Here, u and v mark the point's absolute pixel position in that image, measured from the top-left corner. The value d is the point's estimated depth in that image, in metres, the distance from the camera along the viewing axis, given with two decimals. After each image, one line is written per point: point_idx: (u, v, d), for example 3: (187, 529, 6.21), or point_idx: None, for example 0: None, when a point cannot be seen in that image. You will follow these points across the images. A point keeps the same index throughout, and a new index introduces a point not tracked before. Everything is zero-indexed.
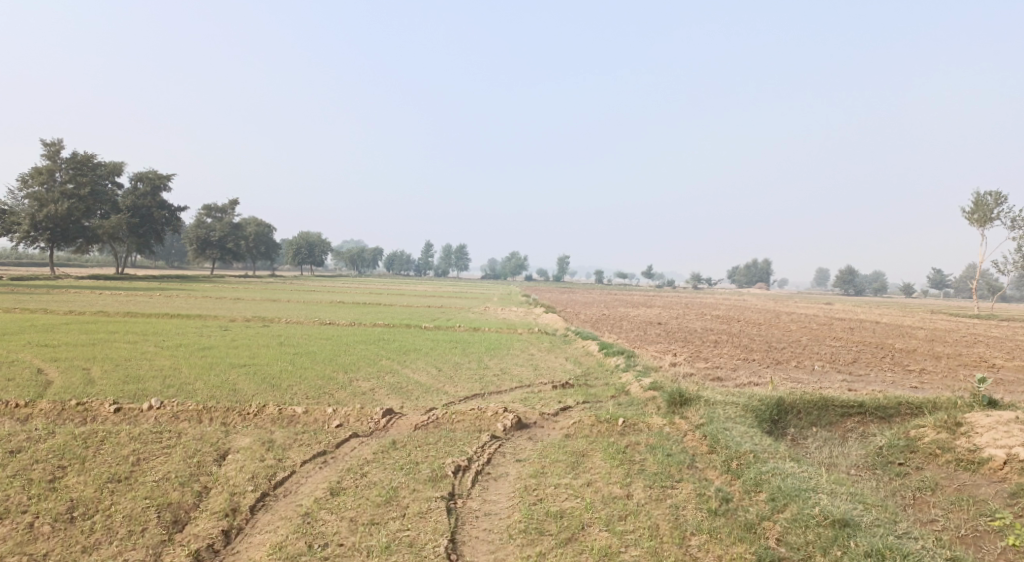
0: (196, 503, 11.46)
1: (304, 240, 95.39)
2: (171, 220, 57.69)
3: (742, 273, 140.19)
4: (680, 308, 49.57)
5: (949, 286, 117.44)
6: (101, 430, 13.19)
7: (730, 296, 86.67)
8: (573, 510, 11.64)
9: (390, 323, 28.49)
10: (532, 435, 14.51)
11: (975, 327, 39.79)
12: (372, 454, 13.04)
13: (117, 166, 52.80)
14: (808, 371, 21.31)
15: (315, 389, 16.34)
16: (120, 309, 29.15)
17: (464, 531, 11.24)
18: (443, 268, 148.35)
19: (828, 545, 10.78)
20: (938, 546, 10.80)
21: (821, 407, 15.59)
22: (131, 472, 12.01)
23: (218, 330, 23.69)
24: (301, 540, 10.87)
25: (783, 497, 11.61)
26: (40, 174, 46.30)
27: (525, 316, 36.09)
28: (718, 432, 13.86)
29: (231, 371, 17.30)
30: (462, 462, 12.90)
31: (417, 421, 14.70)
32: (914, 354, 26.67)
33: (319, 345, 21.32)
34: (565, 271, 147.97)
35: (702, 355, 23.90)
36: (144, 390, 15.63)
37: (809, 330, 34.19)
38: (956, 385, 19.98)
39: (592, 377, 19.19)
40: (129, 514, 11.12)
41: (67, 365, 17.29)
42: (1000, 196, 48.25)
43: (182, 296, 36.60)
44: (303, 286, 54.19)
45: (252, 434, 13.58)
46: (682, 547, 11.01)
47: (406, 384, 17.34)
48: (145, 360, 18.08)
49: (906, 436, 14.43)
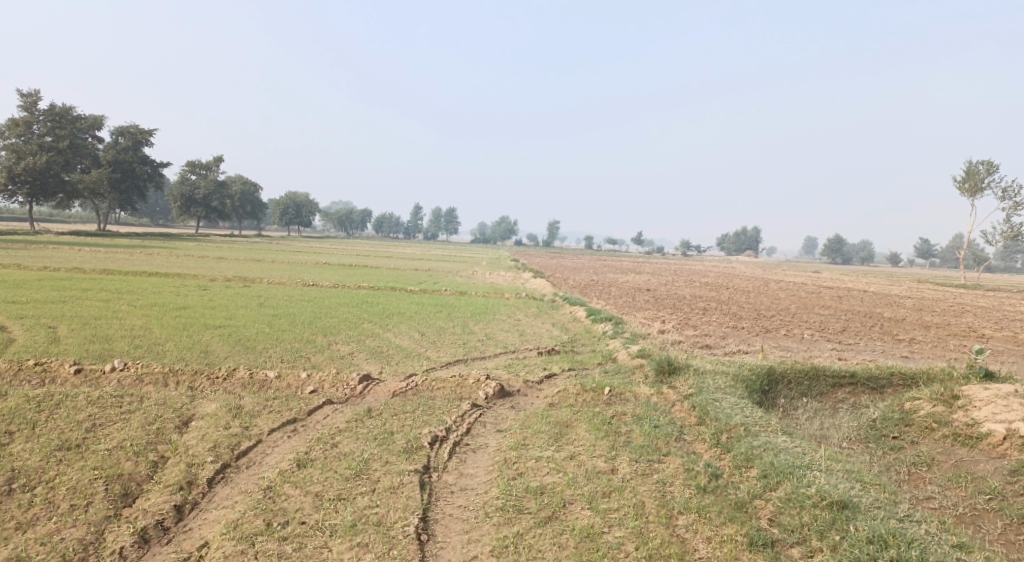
0: (150, 475, 10.78)
1: (292, 199, 93.10)
2: (154, 175, 56.31)
3: (731, 240, 139.45)
4: (669, 275, 48.90)
5: (935, 256, 118.18)
6: (58, 393, 12.43)
7: (719, 264, 86.37)
8: (554, 486, 11.02)
9: (374, 286, 27.69)
10: (515, 403, 13.88)
11: (963, 295, 39.56)
12: (345, 423, 12.35)
13: (97, 119, 51.37)
14: (798, 340, 20.81)
15: (291, 352, 15.64)
16: (97, 266, 28.18)
17: (437, 508, 10.60)
18: (433, 231, 147.43)
19: (825, 528, 10.13)
20: (942, 531, 10.16)
21: (812, 376, 15.03)
22: (82, 439, 11.28)
23: (196, 289, 22.88)
24: (260, 518, 10.19)
25: (776, 474, 10.99)
26: (18, 125, 45.03)
27: (513, 280, 35.31)
28: (707, 403, 13.24)
29: (204, 332, 16.52)
30: (438, 433, 12.24)
31: (395, 387, 14.02)
32: (903, 323, 26.23)
33: (300, 306, 20.52)
34: (554, 236, 147.41)
35: (690, 322, 23.37)
36: (110, 350, 14.85)
37: (798, 298, 33.71)
38: (948, 355, 19.52)
39: (578, 343, 18.59)
40: (75, 486, 10.40)
41: (33, 322, 16.48)
42: (992, 165, 47.68)
43: (163, 254, 35.63)
44: (288, 247, 53.30)
45: (219, 400, 12.85)
46: (669, 528, 10.39)
47: (386, 348, 16.64)
48: (115, 319, 17.28)
49: (901, 409, 13.91)
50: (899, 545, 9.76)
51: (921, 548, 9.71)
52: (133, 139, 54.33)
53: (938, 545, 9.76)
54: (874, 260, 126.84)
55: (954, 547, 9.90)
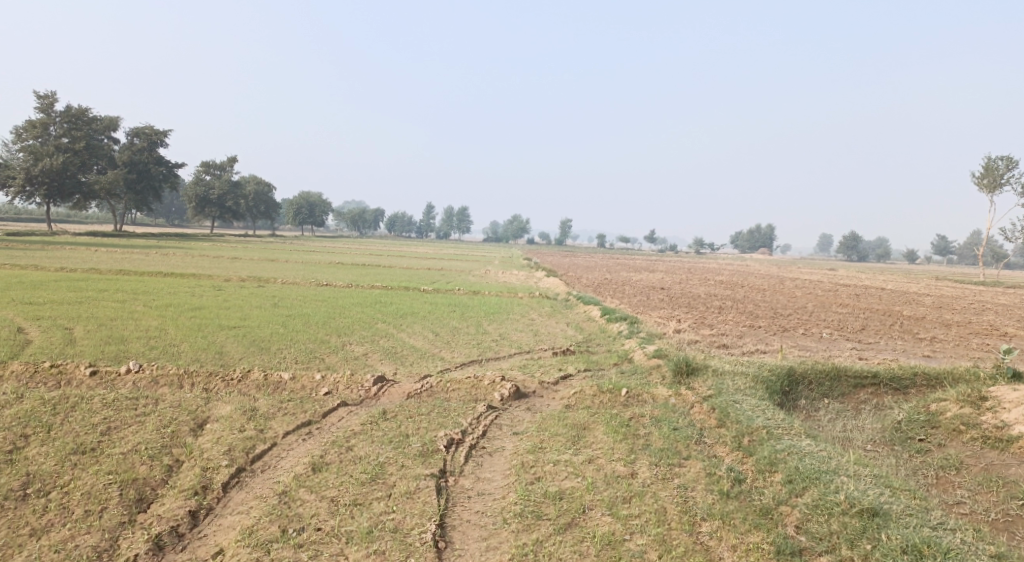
0: (165, 479, 10.67)
1: (305, 200, 93.19)
2: (169, 175, 56.46)
3: (745, 238, 138.69)
4: (683, 273, 48.59)
5: (952, 253, 117.04)
6: (73, 396, 12.34)
7: (734, 261, 85.92)
8: (573, 491, 10.83)
9: (388, 285, 27.59)
10: (531, 405, 13.69)
11: (982, 293, 39.09)
12: (360, 426, 12.20)
13: (113, 121, 51.52)
14: (817, 339, 20.53)
15: (306, 353, 15.51)
16: (112, 266, 28.21)
17: (455, 514, 10.44)
18: (446, 230, 147.41)
19: (855, 537, 9.89)
20: (977, 540, 9.90)
21: (833, 377, 14.77)
22: (97, 443, 11.18)
23: (211, 289, 22.81)
24: (275, 524, 10.05)
25: (801, 480, 10.76)
26: (34, 127, 45.24)
27: (527, 279, 35.12)
28: (728, 405, 13.01)
29: (219, 334, 16.42)
30: (454, 436, 12.07)
31: (410, 389, 13.86)
32: (923, 321, 25.86)
33: (314, 306, 20.41)
34: (567, 235, 147.13)
35: (707, 321, 23.10)
36: (125, 352, 14.78)
37: (814, 296, 33.36)
38: (971, 354, 19.19)
39: (594, 343, 18.38)
40: (89, 491, 10.30)
41: (49, 324, 16.44)
42: (1011, 160, 47.11)
43: (178, 254, 35.63)
44: (302, 246, 53.30)
45: (234, 402, 12.73)
46: (692, 535, 10.18)
47: (400, 349, 16.49)
48: (131, 320, 17.22)
49: (926, 410, 13.62)
50: (934, 555, 9.51)
51: (957, 557, 9.47)
52: (148, 140, 54.41)
53: (974, 554, 9.51)
54: (889, 257, 125.79)
55: (991, 556, 9.64)
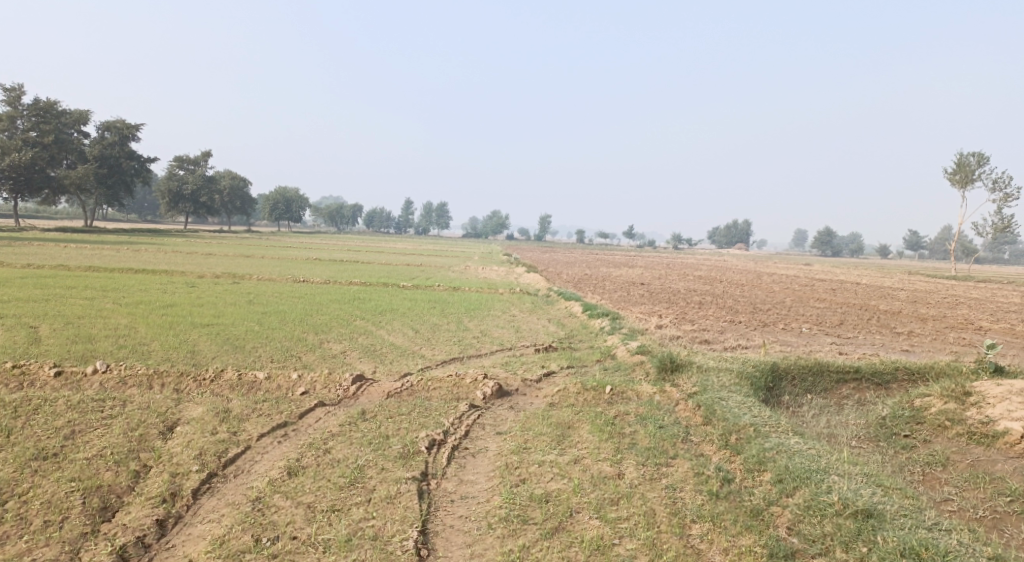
0: (132, 486, 10.21)
1: (283, 195, 92.03)
2: (141, 170, 55.45)
3: (722, 233, 139.26)
4: (662, 268, 48.48)
5: (925, 247, 118.06)
6: (36, 398, 11.83)
7: (710, 256, 86.09)
8: (559, 494, 10.50)
9: (366, 282, 27.08)
10: (514, 404, 13.34)
11: (955, 287, 39.30)
12: (338, 427, 11.80)
13: (83, 114, 50.44)
14: (797, 334, 20.36)
15: (281, 352, 15.06)
16: (82, 262, 27.50)
17: (437, 519, 10.08)
18: (424, 226, 146.72)
19: (851, 540, 9.64)
20: (976, 542, 9.66)
21: (816, 372, 14.56)
22: (60, 448, 10.69)
23: (184, 286, 22.21)
24: (247, 533, 9.62)
25: (792, 479, 10.50)
26: (1, 121, 44.17)
27: (506, 275, 34.69)
28: (713, 402, 12.74)
29: (192, 332, 15.91)
30: (436, 436, 11.70)
31: (389, 388, 13.46)
32: (900, 315, 25.79)
33: (290, 303, 19.91)
34: (545, 229, 146.97)
35: (687, 317, 22.87)
36: (93, 351, 14.25)
37: (792, 291, 33.34)
38: (950, 348, 19.07)
39: (575, 340, 18.03)
40: (49, 500, 9.82)
41: (13, 322, 15.85)
42: (982, 157, 47.43)
43: (150, 251, 34.79)
44: (278, 243, 52.49)
45: (206, 403, 12.27)
46: (683, 538, 9.89)
47: (379, 346, 16.06)
48: (100, 318, 16.66)
49: (911, 405, 13.42)
50: (933, 558, 9.26)
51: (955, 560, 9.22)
52: (119, 134, 53.31)
53: (974, 556, 9.28)
54: (864, 252, 126.75)
55: (990, 558, 9.41)
